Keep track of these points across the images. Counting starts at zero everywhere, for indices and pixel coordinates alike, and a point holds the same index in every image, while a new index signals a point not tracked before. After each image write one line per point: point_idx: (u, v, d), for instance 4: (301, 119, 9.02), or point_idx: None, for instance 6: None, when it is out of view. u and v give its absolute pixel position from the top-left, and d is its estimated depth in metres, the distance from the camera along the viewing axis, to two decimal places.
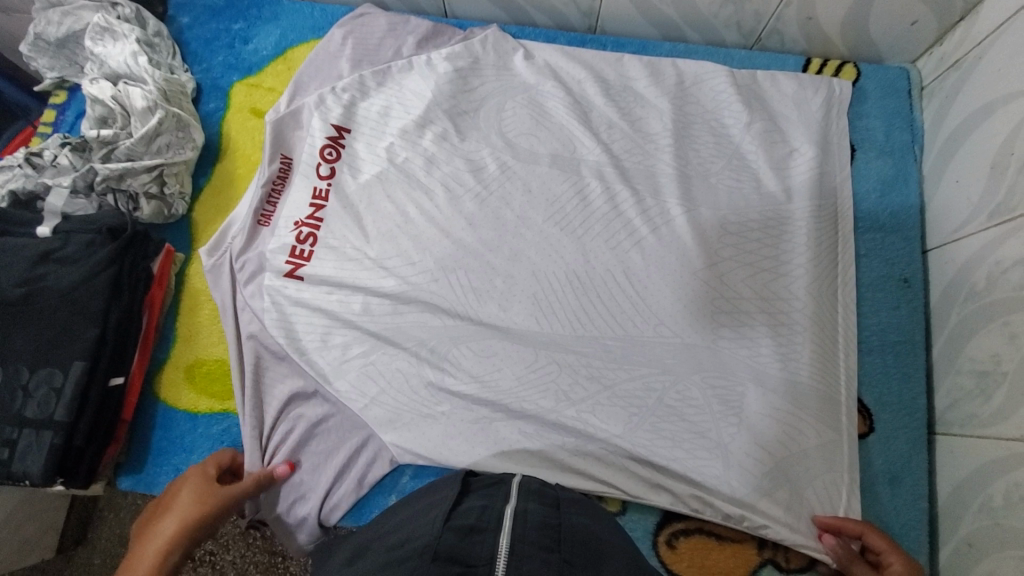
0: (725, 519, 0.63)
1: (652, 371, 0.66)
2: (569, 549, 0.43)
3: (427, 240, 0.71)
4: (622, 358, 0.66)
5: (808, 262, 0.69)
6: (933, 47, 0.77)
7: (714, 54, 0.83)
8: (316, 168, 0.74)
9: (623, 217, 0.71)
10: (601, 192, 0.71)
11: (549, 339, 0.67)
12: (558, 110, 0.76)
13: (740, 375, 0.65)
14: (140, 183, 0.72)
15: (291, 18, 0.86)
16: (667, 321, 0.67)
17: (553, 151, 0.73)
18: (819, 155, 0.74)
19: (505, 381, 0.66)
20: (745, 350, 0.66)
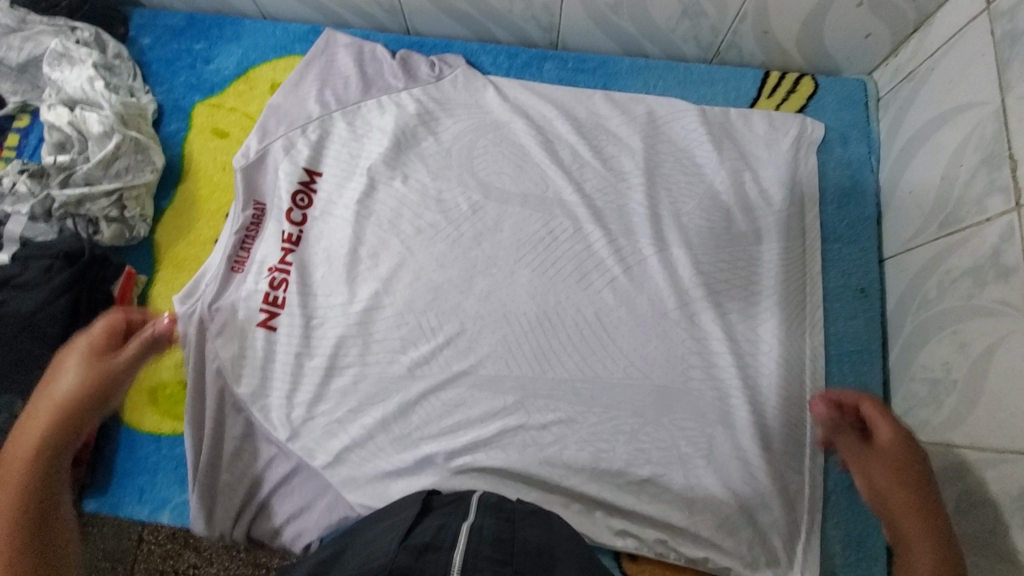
0: (690, 562, 0.69)
1: (621, 415, 0.71)
2: (521, 561, 0.45)
3: (399, 277, 0.76)
4: (590, 401, 0.72)
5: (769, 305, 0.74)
6: (889, 58, 0.78)
7: (674, 68, 0.84)
8: (288, 213, 0.78)
9: (596, 256, 0.77)
10: (572, 236, 0.78)
11: (522, 379, 0.73)
12: (530, 146, 0.81)
13: (708, 418, 0.70)
14: (99, 207, 0.72)
15: (253, 38, 0.86)
16: (636, 360, 0.73)
17: (524, 189, 0.79)
18: (787, 194, 0.77)
19: (478, 422, 0.72)
20: (710, 387, 0.71)
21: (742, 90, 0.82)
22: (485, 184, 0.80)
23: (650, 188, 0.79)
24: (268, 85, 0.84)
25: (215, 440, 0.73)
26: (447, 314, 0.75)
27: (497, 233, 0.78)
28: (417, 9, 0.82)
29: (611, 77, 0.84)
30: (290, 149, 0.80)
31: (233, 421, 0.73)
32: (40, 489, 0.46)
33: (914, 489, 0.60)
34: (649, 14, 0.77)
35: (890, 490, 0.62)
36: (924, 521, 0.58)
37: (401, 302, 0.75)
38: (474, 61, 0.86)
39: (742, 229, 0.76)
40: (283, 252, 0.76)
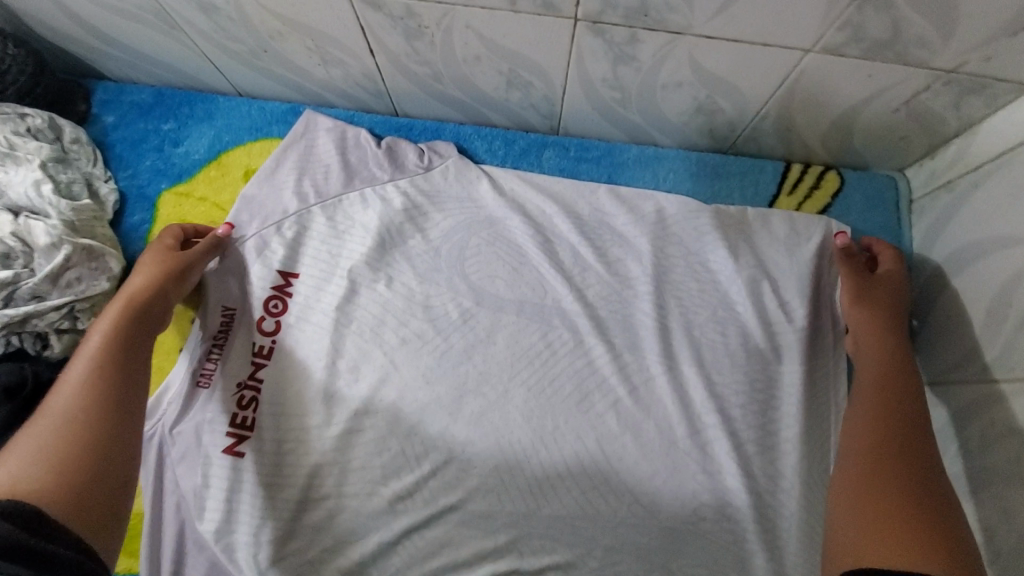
0: None
1: (625, 561, 0.63)
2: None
3: (380, 398, 0.68)
4: (591, 545, 0.64)
5: (794, 436, 0.66)
6: (923, 159, 0.71)
7: (685, 158, 0.77)
8: (260, 323, 0.70)
9: (599, 374, 0.69)
10: (572, 351, 0.70)
11: (513, 515, 0.65)
12: (528, 246, 0.74)
13: (722, 565, 0.63)
14: (47, 321, 0.64)
15: (226, 117, 0.79)
16: (642, 498, 0.65)
17: (519, 296, 0.72)
18: (811, 306, 0.70)
19: (463, 568, 0.63)
20: (725, 529, 0.64)
21: (761, 185, 0.76)
22: (478, 289, 0.72)
23: (659, 298, 0.71)
24: (242, 171, 0.77)
25: None
26: (433, 441, 0.67)
27: (489, 346, 0.70)
28: (406, 94, 0.75)
29: (617, 168, 0.78)
30: (265, 249, 0.73)
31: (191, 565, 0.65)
32: (108, 446, 0.52)
33: (902, 360, 0.63)
34: (660, 109, 0.70)
35: (868, 333, 0.66)
36: (880, 458, 0.55)
37: (380, 429, 0.67)
38: (468, 146, 0.80)
39: (761, 345, 0.69)
40: (254, 366, 0.69)
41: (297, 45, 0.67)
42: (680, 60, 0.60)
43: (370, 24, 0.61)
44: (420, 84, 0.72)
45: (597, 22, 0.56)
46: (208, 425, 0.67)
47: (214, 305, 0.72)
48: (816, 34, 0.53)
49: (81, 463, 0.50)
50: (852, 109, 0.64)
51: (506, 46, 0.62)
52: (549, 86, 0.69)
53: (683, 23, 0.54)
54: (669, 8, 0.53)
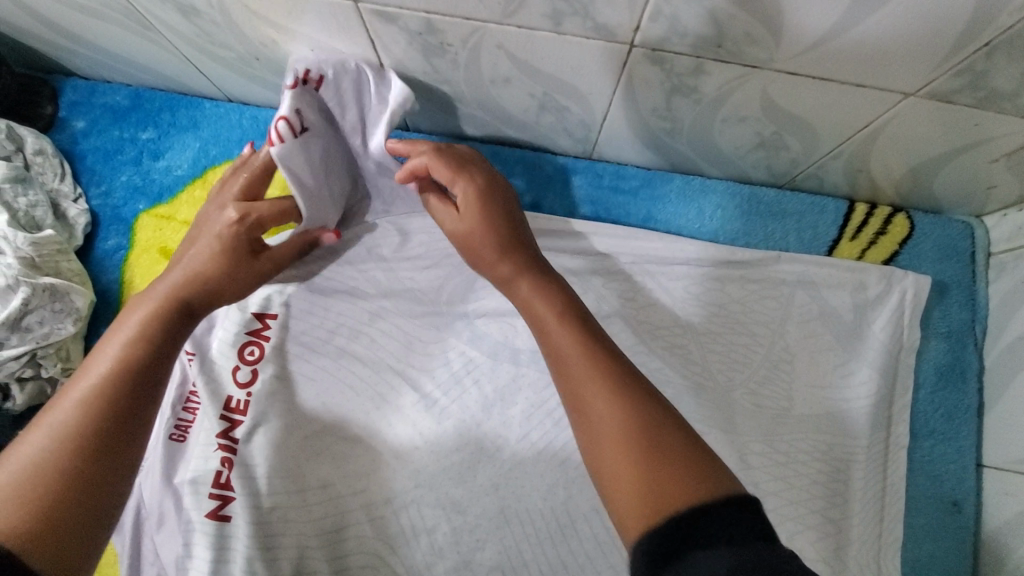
0: None
1: None
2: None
3: (383, 462, 0.60)
4: None
5: (847, 520, 0.59)
6: (1010, 208, 0.62)
7: (735, 192, 0.68)
8: (234, 372, 0.61)
9: None
10: None
11: None
12: None
13: None
14: (6, 372, 0.57)
15: (213, 128, 0.69)
16: None
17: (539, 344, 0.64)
18: (869, 369, 0.62)
19: None
20: None
21: (820, 228, 0.67)
22: (495, 337, 0.64)
23: (698, 353, 0.63)
24: None
25: None
26: (440, 511, 0.59)
27: (507, 406, 0.62)
28: (419, 110, 0.65)
29: (657, 200, 0.69)
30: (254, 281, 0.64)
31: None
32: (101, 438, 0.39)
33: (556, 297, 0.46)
34: (714, 141, 0.60)
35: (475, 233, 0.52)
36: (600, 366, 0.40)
37: (378, 500, 0.59)
38: None
39: (814, 413, 0.61)
40: (225, 423, 0.59)
41: (295, 54, 0.57)
42: (751, 95, 0.51)
43: (382, 37, 0.51)
44: (437, 102, 0.62)
45: (658, 50, 0.47)
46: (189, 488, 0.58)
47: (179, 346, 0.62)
48: (924, 78, 0.44)
49: (78, 481, 0.37)
50: (942, 156, 0.55)
51: (543, 69, 0.52)
52: (587, 112, 0.59)
53: (762, 57, 0.45)
54: (750, 40, 0.43)
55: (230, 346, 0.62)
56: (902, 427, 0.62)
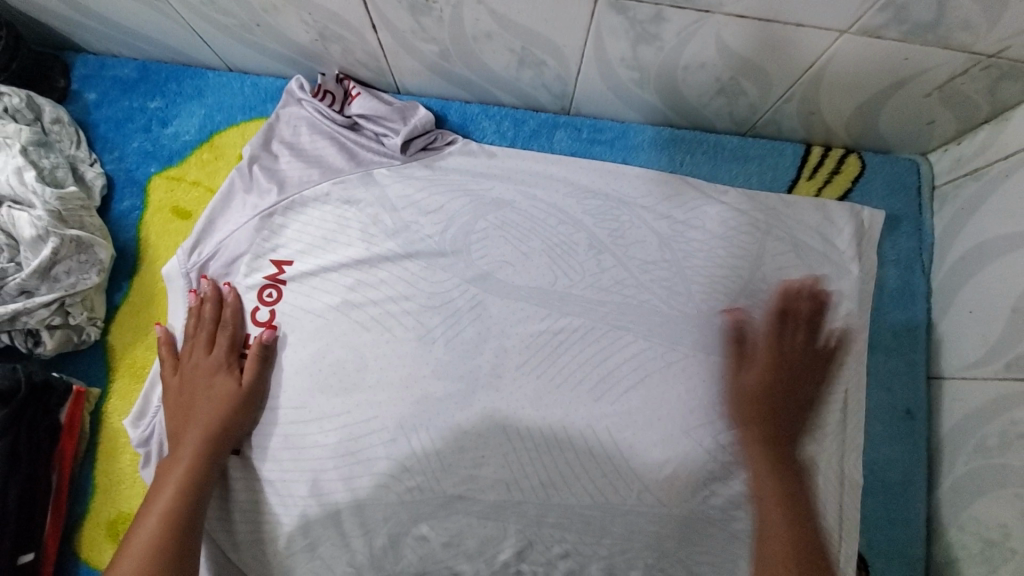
0: None
1: (634, 546, 0.66)
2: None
3: (388, 393, 0.67)
4: (599, 532, 0.66)
5: (805, 428, 0.66)
6: (948, 144, 0.68)
7: (703, 140, 0.74)
8: (253, 314, 0.68)
9: (616, 361, 0.69)
10: (585, 338, 0.69)
11: (525, 506, 0.66)
12: (534, 233, 0.71)
13: (726, 546, 0.66)
14: (38, 318, 0.62)
15: (217, 95, 0.75)
16: (653, 487, 0.65)
17: (528, 283, 0.70)
18: (827, 294, 0.68)
19: (472, 555, 0.67)
20: (736, 519, 0.64)
21: (779, 170, 0.73)
22: (488, 278, 0.70)
23: (671, 284, 0.70)
24: (237, 155, 0.73)
25: None
26: (445, 434, 0.66)
27: (503, 339, 0.69)
28: (409, 71, 0.71)
29: (631, 149, 0.74)
30: (270, 233, 0.71)
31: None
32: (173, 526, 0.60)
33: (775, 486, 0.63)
34: (679, 90, 0.66)
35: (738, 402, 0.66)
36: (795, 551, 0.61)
37: (391, 424, 0.67)
38: (473, 128, 0.76)
39: (780, 335, 0.68)
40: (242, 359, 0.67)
41: (294, 19, 0.63)
42: (706, 41, 0.57)
43: None
44: (425, 62, 0.68)
45: None
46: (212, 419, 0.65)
47: (203, 297, 0.69)
48: (854, 15, 0.50)
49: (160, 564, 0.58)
50: (882, 92, 0.61)
51: (520, 23, 0.58)
52: (562, 66, 0.65)
53: (712, 2, 0.51)
54: None
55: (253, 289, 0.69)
56: (858, 342, 0.68)
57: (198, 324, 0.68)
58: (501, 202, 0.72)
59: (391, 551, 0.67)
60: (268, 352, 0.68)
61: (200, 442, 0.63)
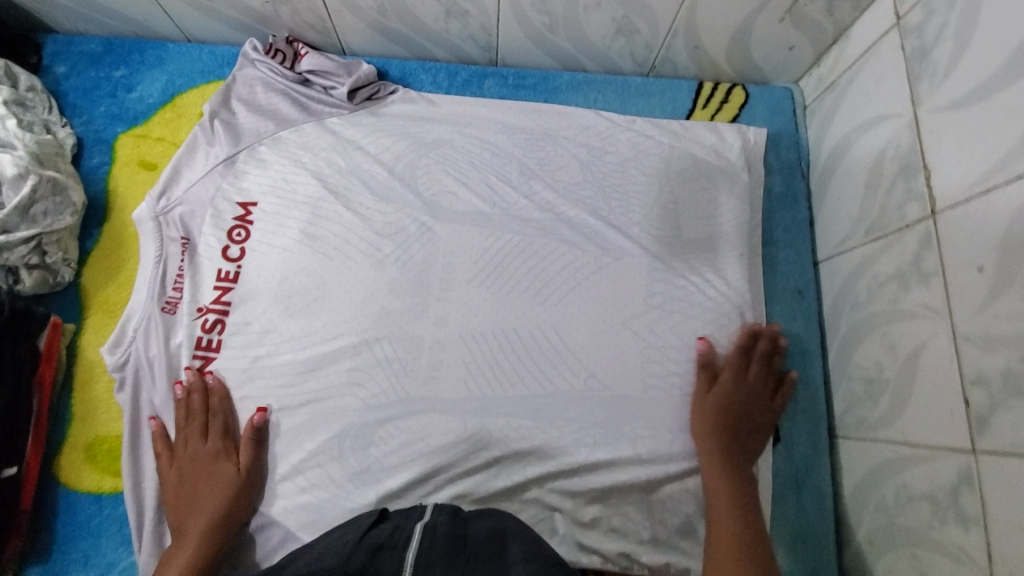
0: (651, 568, 0.69)
1: (581, 427, 0.72)
2: (470, 551, 0.54)
3: (348, 311, 0.74)
4: (549, 417, 0.72)
5: (719, 312, 0.76)
6: (812, 68, 0.82)
7: (612, 81, 0.85)
8: (222, 251, 0.75)
9: (555, 269, 0.77)
10: (524, 251, 0.78)
11: (482, 402, 0.72)
12: (471, 167, 0.81)
13: (667, 423, 0.72)
14: (17, 255, 0.67)
15: (178, 63, 0.82)
16: (592, 371, 0.74)
17: (470, 208, 0.79)
18: (726, 199, 0.80)
19: (434, 450, 0.70)
20: (664, 392, 0.73)
21: (678, 102, 0.85)
22: (435, 206, 0.79)
23: (594, 201, 0.80)
24: (198, 113, 0.80)
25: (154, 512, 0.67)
26: (403, 342, 0.74)
27: (450, 257, 0.77)
28: (352, 30, 0.81)
29: (552, 92, 0.85)
30: (233, 178, 0.78)
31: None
32: None
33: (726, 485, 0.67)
34: (584, 32, 0.77)
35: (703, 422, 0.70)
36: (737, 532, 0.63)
37: (352, 337, 0.73)
38: (412, 80, 0.85)
39: (689, 238, 0.79)
40: (218, 291, 0.74)
41: None
42: None
43: None
44: (364, 19, 0.78)
45: None
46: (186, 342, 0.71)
47: (172, 237, 0.76)
48: None
49: None
50: (747, 20, 0.73)
51: None
52: (483, 15, 0.76)
53: None
54: None
55: (220, 229, 0.76)
56: (755, 237, 0.79)
57: (169, 260, 0.75)
58: (440, 142, 0.81)
59: (352, 458, 0.69)
60: (236, 283, 0.74)
61: (208, 523, 0.63)
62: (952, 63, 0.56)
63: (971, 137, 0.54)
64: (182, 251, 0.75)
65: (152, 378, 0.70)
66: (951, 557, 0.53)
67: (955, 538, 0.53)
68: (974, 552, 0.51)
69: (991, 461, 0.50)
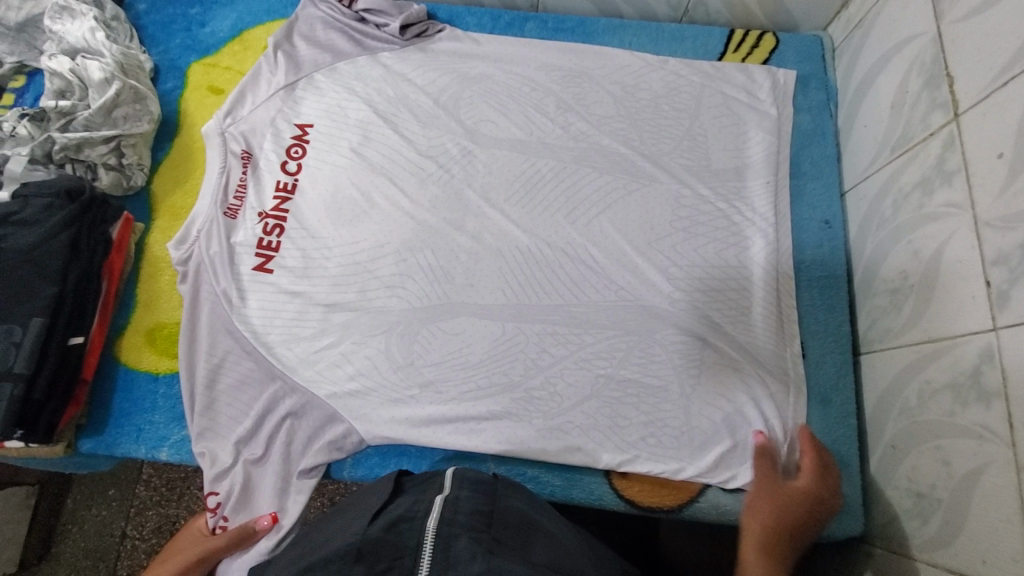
0: (675, 471, 0.70)
1: (614, 333, 0.75)
2: (500, 530, 0.45)
3: (394, 221, 0.79)
4: (582, 323, 0.75)
5: (744, 236, 0.79)
6: (840, 12, 0.86)
7: (647, 26, 0.90)
8: (282, 165, 0.81)
9: (588, 193, 0.81)
10: (560, 175, 0.82)
11: (518, 308, 0.76)
12: (510, 99, 0.85)
13: (694, 334, 0.74)
14: (98, 153, 0.76)
15: (246, 2, 0.90)
16: (621, 284, 0.77)
17: (508, 135, 0.84)
18: (754, 133, 0.83)
19: (470, 351, 0.74)
20: (692, 308, 0.75)
21: (710, 46, 0.89)
22: (478, 131, 0.84)
23: (627, 132, 0.84)
24: (263, 46, 0.88)
25: (208, 395, 0.73)
26: (443, 252, 0.78)
27: (487, 177, 0.82)
28: None
29: (589, 35, 0.90)
30: (293, 103, 0.85)
31: (235, 363, 0.74)
32: None
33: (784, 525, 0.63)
34: None
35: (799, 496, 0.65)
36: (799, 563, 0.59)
37: (398, 245, 0.78)
38: (459, 22, 0.91)
39: (719, 167, 0.82)
40: (278, 200, 0.80)
41: None
42: None
43: None
44: None
45: None
46: (247, 244, 0.78)
47: (234, 151, 0.82)
48: None
49: None
50: None
51: None
52: None
53: None
54: None
55: (281, 147, 0.83)
56: (783, 169, 0.82)
57: (233, 170, 0.81)
58: (483, 75, 0.87)
59: (396, 353, 0.74)
60: (295, 194, 0.80)
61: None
62: None
63: (989, 40, 0.58)
64: (243, 164, 0.82)
65: (213, 273, 0.76)
66: (974, 438, 0.56)
67: (976, 418, 0.56)
68: (994, 425, 0.54)
69: (1010, 332, 0.53)
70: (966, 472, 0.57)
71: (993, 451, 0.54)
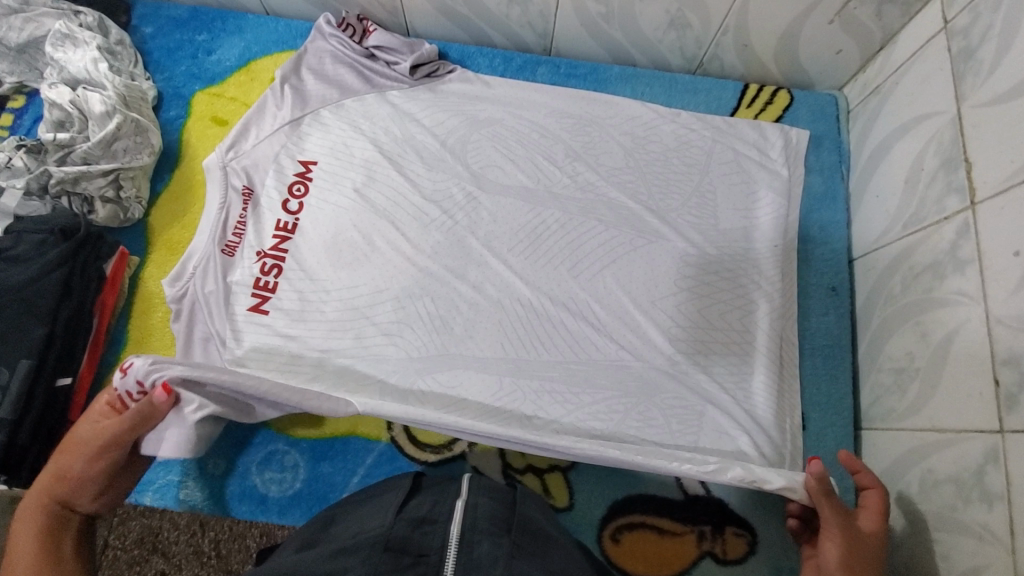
0: None
1: (614, 395, 0.73)
2: (521, 535, 0.43)
3: (394, 266, 0.78)
4: (582, 381, 0.74)
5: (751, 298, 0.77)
6: (857, 74, 0.85)
7: (660, 76, 0.89)
8: (284, 204, 0.80)
9: (593, 246, 0.80)
10: (565, 227, 0.81)
11: (516, 365, 0.75)
12: (518, 146, 0.84)
13: (696, 399, 0.73)
14: (95, 186, 0.74)
15: (255, 31, 0.89)
16: (623, 342, 0.76)
17: (514, 182, 0.82)
18: (764, 193, 0.82)
19: (466, 406, 0.72)
20: (694, 373, 0.74)
21: (723, 100, 0.88)
22: (484, 175, 0.83)
23: (636, 185, 0.82)
24: (269, 77, 0.87)
25: None
26: (443, 301, 0.77)
27: (492, 224, 0.81)
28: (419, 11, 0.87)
29: (602, 82, 0.89)
30: (298, 139, 0.83)
31: None
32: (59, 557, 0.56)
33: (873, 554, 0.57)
34: (639, 25, 0.84)
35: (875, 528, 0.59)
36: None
37: (397, 291, 0.77)
38: (470, 63, 0.90)
39: (727, 225, 0.81)
40: (277, 239, 0.79)
41: None
42: None
43: None
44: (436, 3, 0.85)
45: None
46: (242, 285, 0.76)
47: (235, 185, 0.80)
48: None
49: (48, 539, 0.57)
50: (796, 21, 0.78)
51: None
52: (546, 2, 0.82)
53: None
54: None
55: (284, 186, 0.81)
56: (794, 232, 0.81)
57: (233, 207, 0.80)
58: (493, 118, 0.85)
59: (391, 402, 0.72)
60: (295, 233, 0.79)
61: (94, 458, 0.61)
62: (996, 61, 0.60)
63: (1011, 129, 0.56)
64: (243, 201, 0.80)
65: (208, 313, 0.75)
66: (975, 537, 0.55)
67: (978, 516, 0.55)
68: (997, 528, 0.53)
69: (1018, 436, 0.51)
70: (965, 570, 0.56)
71: (994, 554, 0.53)
